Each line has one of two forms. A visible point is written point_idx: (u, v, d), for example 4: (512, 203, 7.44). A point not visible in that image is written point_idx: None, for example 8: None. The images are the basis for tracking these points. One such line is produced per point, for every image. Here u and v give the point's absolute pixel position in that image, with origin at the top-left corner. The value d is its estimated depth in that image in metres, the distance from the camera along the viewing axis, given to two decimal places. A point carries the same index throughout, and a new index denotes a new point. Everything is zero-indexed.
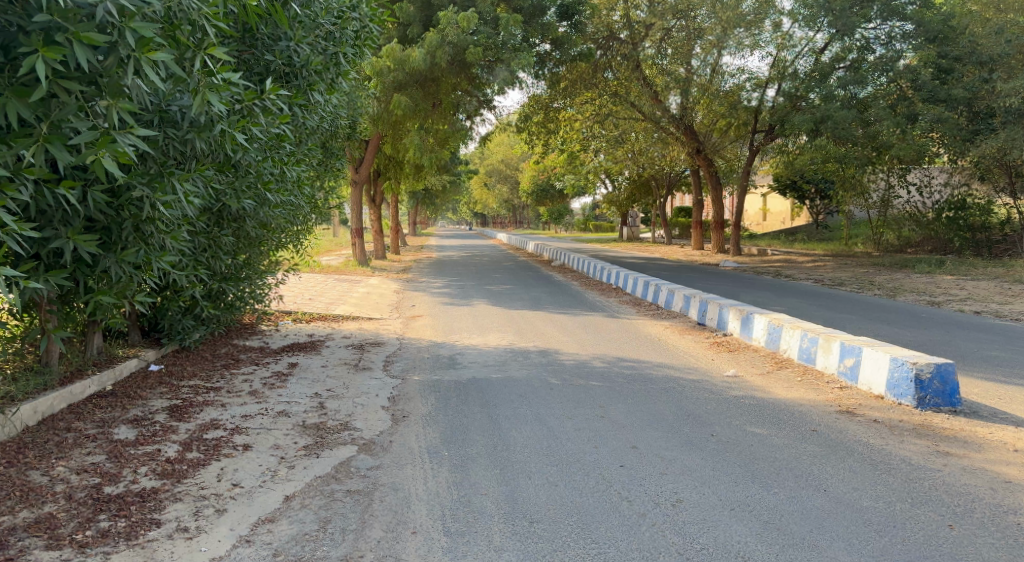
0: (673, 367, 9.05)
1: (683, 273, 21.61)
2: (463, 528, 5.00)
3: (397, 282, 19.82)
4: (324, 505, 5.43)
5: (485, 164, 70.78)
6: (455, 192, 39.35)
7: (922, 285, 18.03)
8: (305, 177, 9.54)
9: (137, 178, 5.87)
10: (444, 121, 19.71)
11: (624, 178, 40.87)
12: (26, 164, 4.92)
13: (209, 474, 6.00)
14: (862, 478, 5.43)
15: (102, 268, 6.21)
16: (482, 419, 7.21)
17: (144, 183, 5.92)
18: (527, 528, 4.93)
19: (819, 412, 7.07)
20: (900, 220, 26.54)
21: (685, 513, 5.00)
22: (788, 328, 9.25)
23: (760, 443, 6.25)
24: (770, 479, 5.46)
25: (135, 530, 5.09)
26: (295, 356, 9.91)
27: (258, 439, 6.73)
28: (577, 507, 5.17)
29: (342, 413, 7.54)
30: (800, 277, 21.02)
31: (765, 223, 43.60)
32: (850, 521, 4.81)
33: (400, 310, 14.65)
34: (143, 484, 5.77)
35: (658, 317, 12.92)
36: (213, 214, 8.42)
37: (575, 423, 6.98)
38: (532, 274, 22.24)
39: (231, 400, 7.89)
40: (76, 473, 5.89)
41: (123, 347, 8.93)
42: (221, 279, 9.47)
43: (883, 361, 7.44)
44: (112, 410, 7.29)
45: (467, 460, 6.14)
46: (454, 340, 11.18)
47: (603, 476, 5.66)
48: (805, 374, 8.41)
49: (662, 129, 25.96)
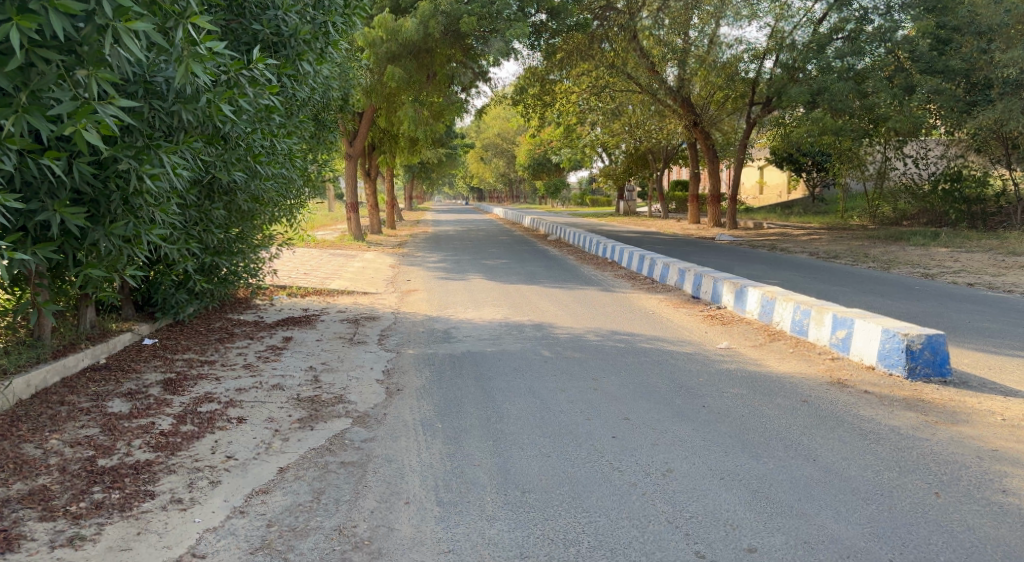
0: (667, 340, 9.08)
1: (679, 247, 21.65)
2: (456, 498, 5.03)
3: (393, 256, 19.84)
4: (318, 476, 5.47)
5: (481, 137, 70.54)
6: (452, 165, 39.16)
7: (917, 257, 18.08)
8: (296, 150, 9.52)
9: (123, 150, 5.82)
10: (439, 93, 19.56)
11: (621, 151, 40.79)
12: (7, 134, 4.86)
13: (203, 446, 6.03)
14: (852, 448, 5.47)
15: (91, 241, 6.19)
16: (477, 392, 7.24)
17: (130, 156, 5.88)
18: (520, 498, 4.96)
19: (810, 384, 7.11)
20: (896, 192, 26.52)
21: (676, 482, 5.03)
22: (782, 301, 9.27)
23: (751, 414, 6.28)
24: (760, 449, 5.50)
25: (130, 502, 5.13)
26: (289, 330, 9.94)
27: (252, 413, 6.77)
28: (568, 478, 5.20)
29: (337, 386, 7.58)
30: (795, 250, 21.09)
31: (760, 196, 43.55)
32: (838, 490, 4.83)
33: (396, 284, 14.69)
34: (137, 456, 5.81)
35: (653, 291, 12.94)
36: (203, 187, 8.41)
37: (568, 395, 7.01)
38: (528, 248, 22.26)
39: (225, 373, 7.94)
40: (71, 446, 5.93)
41: (116, 321, 8.97)
42: (215, 253, 9.48)
43: (874, 333, 7.46)
44: (106, 383, 7.33)
45: (461, 432, 6.18)
46: (449, 314, 11.19)
47: (595, 447, 5.69)
48: (797, 346, 8.45)
49: (659, 101, 25.84)
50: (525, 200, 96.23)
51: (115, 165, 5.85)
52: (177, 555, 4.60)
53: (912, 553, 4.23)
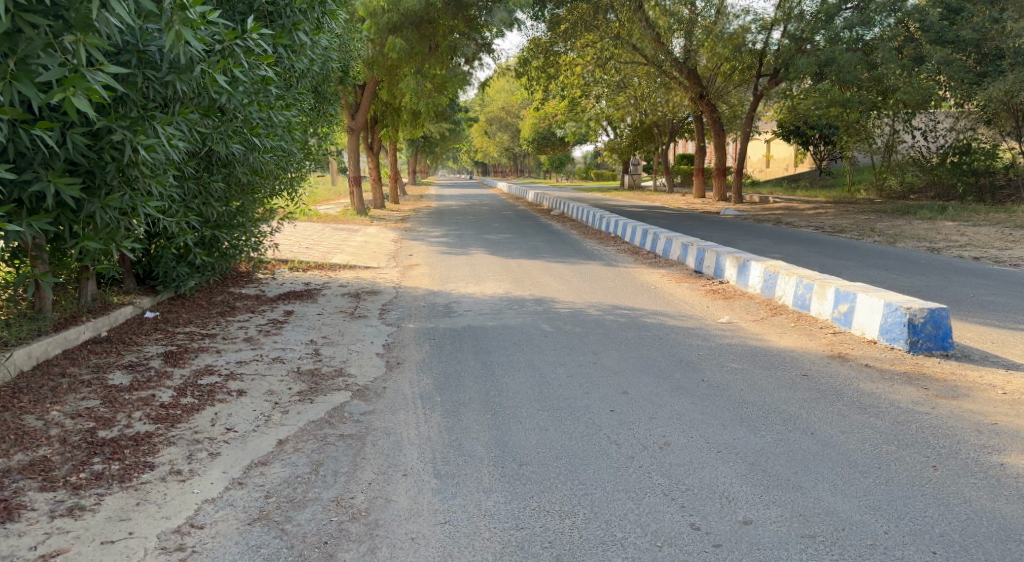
0: (668, 315, 9.07)
1: (683, 222, 21.58)
2: (454, 471, 5.04)
3: (396, 231, 19.82)
4: (317, 449, 5.49)
5: (485, 111, 70.26)
6: (455, 139, 39.00)
7: (923, 231, 18.01)
8: (296, 122, 9.57)
9: (118, 121, 5.77)
10: (441, 66, 19.46)
11: (626, 124, 40.57)
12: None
13: (202, 419, 6.06)
14: (850, 422, 5.45)
15: (87, 213, 6.17)
16: (477, 365, 7.25)
17: (124, 126, 5.82)
18: (517, 471, 4.97)
19: (810, 358, 7.10)
20: (903, 165, 26.40)
21: (673, 456, 5.04)
22: (784, 275, 9.24)
23: (750, 388, 6.27)
24: (758, 423, 5.49)
25: (129, 473, 5.15)
26: (291, 304, 9.95)
27: (252, 385, 6.81)
28: (565, 451, 5.21)
29: (337, 360, 7.60)
30: (801, 224, 21.05)
31: (767, 169, 43.37)
32: (836, 463, 4.80)
33: (398, 259, 14.68)
34: (137, 428, 5.84)
35: (656, 266, 12.91)
36: (202, 159, 8.41)
37: (568, 369, 7.02)
38: (531, 222, 22.22)
39: (226, 346, 7.98)
40: (71, 418, 5.97)
41: (118, 294, 9.02)
42: (215, 226, 9.50)
43: (877, 307, 7.43)
44: (107, 355, 7.38)
45: (459, 406, 6.19)
46: (451, 289, 11.18)
47: (593, 422, 5.69)
48: (799, 320, 8.43)
49: (665, 73, 25.73)
50: (530, 173, 95.91)
51: (109, 136, 5.80)
52: (175, 526, 4.59)
53: (909, 525, 4.17)
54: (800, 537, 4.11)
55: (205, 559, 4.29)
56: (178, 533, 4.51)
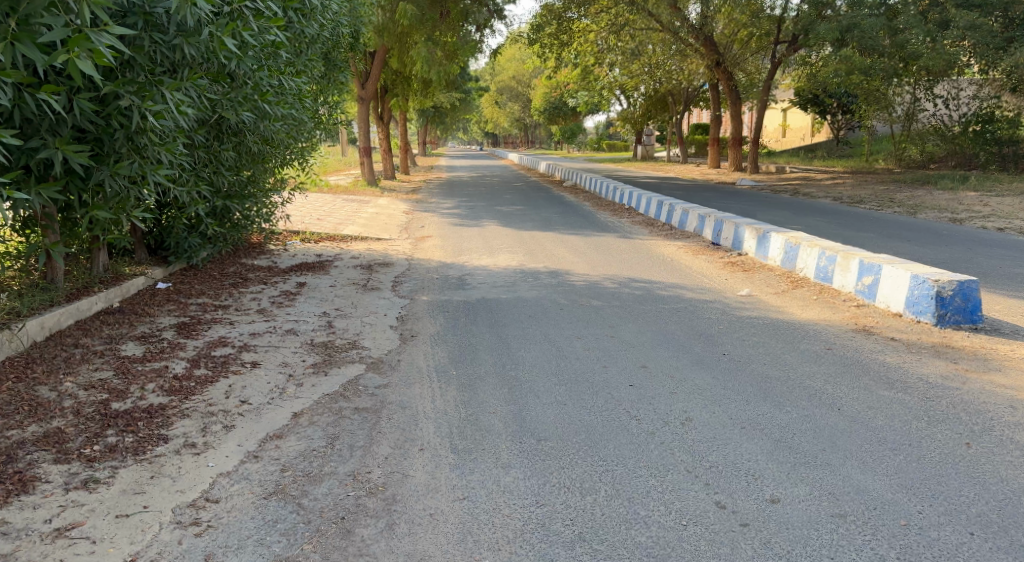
0: (685, 287, 8.94)
1: (698, 193, 21.35)
2: (471, 446, 4.94)
3: (407, 202, 19.70)
4: (332, 422, 5.41)
5: (496, 80, 69.88)
6: (466, 109, 38.69)
7: (944, 202, 17.75)
8: (306, 89, 9.48)
9: (125, 86, 5.57)
10: (452, 32, 19.22)
11: (639, 94, 40.21)
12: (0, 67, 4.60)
13: (216, 391, 6.04)
14: (877, 398, 5.32)
15: (96, 182, 6.02)
16: (492, 338, 7.15)
17: (132, 92, 5.63)
18: (535, 446, 4.87)
19: (834, 331, 6.96)
20: (923, 134, 26.05)
21: (696, 432, 4.92)
22: (805, 247, 9.08)
23: (773, 362, 6.14)
24: (783, 399, 5.36)
25: (143, 446, 5.07)
26: (303, 275, 9.88)
27: (266, 357, 6.80)
28: (584, 426, 5.10)
29: (350, 332, 7.55)
30: (818, 194, 20.84)
31: (783, 139, 42.90)
32: (864, 440, 4.66)
33: (409, 230, 14.56)
34: (150, 400, 5.81)
35: (672, 237, 12.76)
36: (212, 128, 8.30)
37: (584, 342, 6.91)
38: (544, 194, 22.03)
39: (240, 318, 7.98)
40: (84, 390, 5.96)
41: (130, 265, 9.04)
42: (226, 197, 9.46)
43: (903, 279, 7.27)
44: (119, 326, 7.42)
45: (475, 379, 6.10)
46: (464, 261, 11.05)
47: (612, 396, 5.58)
48: (822, 293, 8.28)
49: (681, 40, 25.47)
50: (541, 144, 95.39)
51: (117, 101, 5.61)
52: (191, 499, 4.50)
53: (944, 505, 4.04)
54: (830, 517, 3.98)
55: (221, 534, 4.20)
56: (193, 508, 4.42)
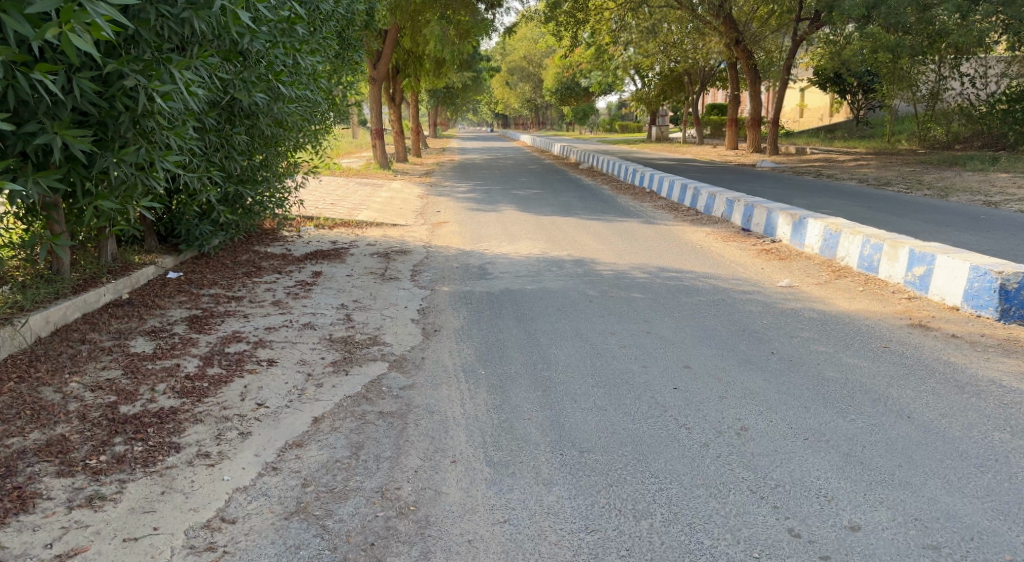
0: (720, 277, 8.50)
1: (717, 174, 20.86)
2: (507, 458, 4.54)
3: (421, 185, 19.31)
4: (355, 429, 5.01)
5: (507, 61, 69.30)
6: (478, 90, 38.13)
7: (975, 183, 17.23)
8: (320, 70, 9.09)
9: (130, 65, 5.11)
10: (466, 11, 18.80)
11: (654, 73, 39.63)
12: None
13: (231, 392, 5.65)
14: (950, 404, 4.94)
15: (99, 169, 5.57)
16: (520, 334, 6.75)
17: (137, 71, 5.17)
18: (578, 459, 4.48)
19: (888, 326, 6.52)
20: (949, 114, 25.46)
21: (754, 444, 4.53)
22: (847, 234, 8.62)
23: (828, 362, 5.72)
24: (845, 405, 4.96)
25: (153, 456, 4.67)
26: (318, 264, 9.51)
27: (282, 354, 6.42)
28: (630, 436, 4.70)
29: (371, 326, 7.16)
30: (842, 176, 20.33)
31: (801, 119, 42.14)
32: (944, 455, 4.33)
33: (425, 215, 14.15)
34: (161, 403, 5.43)
35: (699, 223, 12.30)
36: (223, 110, 7.90)
37: (620, 338, 6.49)
38: (560, 177, 21.58)
39: (254, 310, 7.61)
40: (91, 391, 5.58)
41: (139, 254, 8.72)
42: (238, 182, 9.09)
43: (961, 270, 6.88)
44: (128, 320, 7.07)
45: (506, 380, 5.69)
46: (483, 248, 10.63)
47: (656, 400, 5.17)
48: (867, 284, 7.84)
49: (699, 18, 24.95)
50: (552, 126, 94.74)
51: (121, 82, 5.16)
52: (205, 519, 4.11)
53: None
54: (921, 549, 3.68)
55: None
56: (208, 529, 4.04)
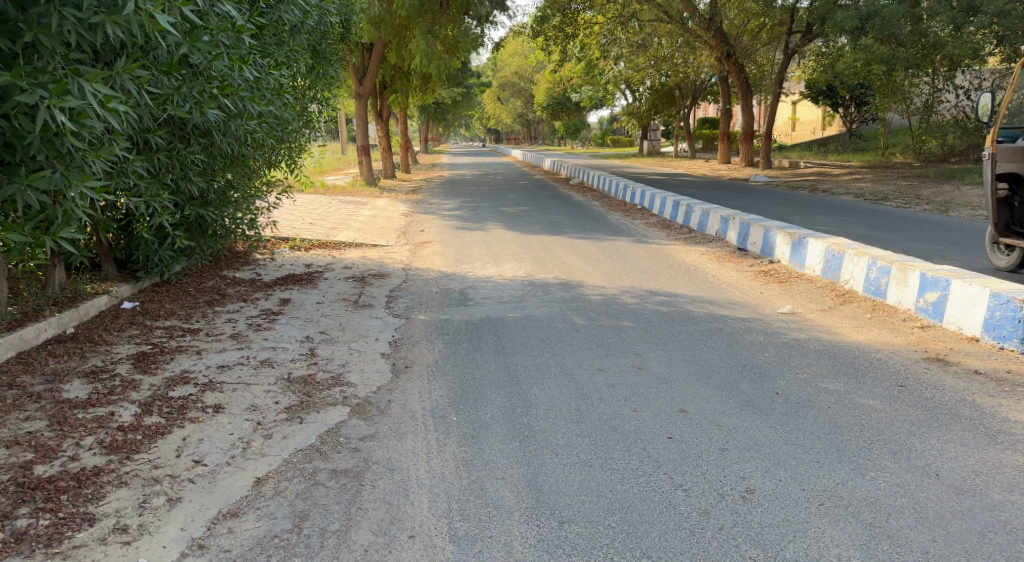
0: (717, 303, 7.84)
1: (711, 189, 20.30)
2: (475, 530, 3.93)
3: (406, 203, 18.69)
4: (302, 493, 4.35)
5: (497, 77, 69.06)
6: (468, 105, 37.62)
7: (976, 198, 16.66)
8: (285, 83, 8.45)
9: (24, 80, 4.48)
10: (453, 25, 18.28)
11: (646, 88, 39.20)
12: None
13: (166, 447, 4.97)
14: (984, 459, 4.32)
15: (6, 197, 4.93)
16: (498, 371, 6.09)
17: (36, 86, 4.56)
18: (557, 533, 3.86)
19: (904, 360, 5.89)
20: (944, 126, 24.62)
21: (762, 511, 3.92)
22: (852, 255, 8.00)
23: (841, 405, 5.08)
24: (864, 460, 4.32)
25: (60, 532, 4.03)
26: (288, 290, 8.83)
27: (232, 398, 5.73)
28: (619, 501, 4.06)
29: (335, 363, 6.49)
30: (838, 190, 19.71)
31: (793, 133, 41.66)
32: (985, 527, 3.77)
33: (408, 235, 13.52)
34: (84, 461, 4.76)
35: (693, 241, 11.68)
36: (173, 127, 7.25)
37: (608, 376, 5.83)
38: (549, 193, 20.95)
39: (209, 345, 6.93)
40: (5, 447, 4.91)
41: (92, 283, 8.06)
42: (198, 204, 8.43)
43: (980, 297, 6.29)
44: (67, 359, 6.39)
45: (479, 429, 5.02)
46: (465, 271, 9.98)
47: (648, 454, 4.51)
48: (875, 310, 7.22)
49: (690, 31, 24.47)
50: (545, 139, 94.35)
51: (17, 98, 4.53)
52: None
53: None
54: None
55: None
56: None
